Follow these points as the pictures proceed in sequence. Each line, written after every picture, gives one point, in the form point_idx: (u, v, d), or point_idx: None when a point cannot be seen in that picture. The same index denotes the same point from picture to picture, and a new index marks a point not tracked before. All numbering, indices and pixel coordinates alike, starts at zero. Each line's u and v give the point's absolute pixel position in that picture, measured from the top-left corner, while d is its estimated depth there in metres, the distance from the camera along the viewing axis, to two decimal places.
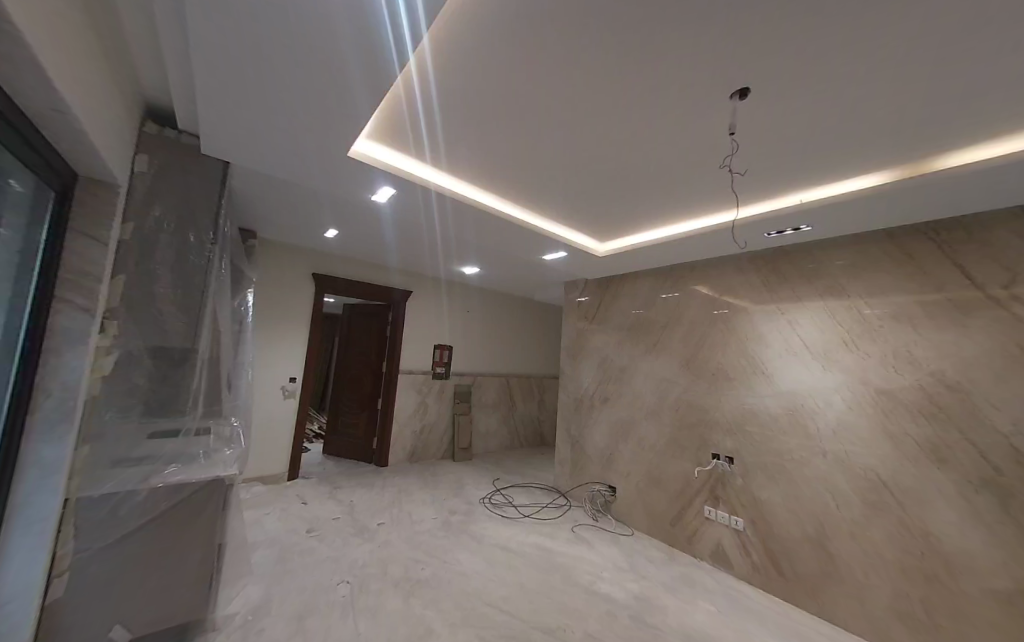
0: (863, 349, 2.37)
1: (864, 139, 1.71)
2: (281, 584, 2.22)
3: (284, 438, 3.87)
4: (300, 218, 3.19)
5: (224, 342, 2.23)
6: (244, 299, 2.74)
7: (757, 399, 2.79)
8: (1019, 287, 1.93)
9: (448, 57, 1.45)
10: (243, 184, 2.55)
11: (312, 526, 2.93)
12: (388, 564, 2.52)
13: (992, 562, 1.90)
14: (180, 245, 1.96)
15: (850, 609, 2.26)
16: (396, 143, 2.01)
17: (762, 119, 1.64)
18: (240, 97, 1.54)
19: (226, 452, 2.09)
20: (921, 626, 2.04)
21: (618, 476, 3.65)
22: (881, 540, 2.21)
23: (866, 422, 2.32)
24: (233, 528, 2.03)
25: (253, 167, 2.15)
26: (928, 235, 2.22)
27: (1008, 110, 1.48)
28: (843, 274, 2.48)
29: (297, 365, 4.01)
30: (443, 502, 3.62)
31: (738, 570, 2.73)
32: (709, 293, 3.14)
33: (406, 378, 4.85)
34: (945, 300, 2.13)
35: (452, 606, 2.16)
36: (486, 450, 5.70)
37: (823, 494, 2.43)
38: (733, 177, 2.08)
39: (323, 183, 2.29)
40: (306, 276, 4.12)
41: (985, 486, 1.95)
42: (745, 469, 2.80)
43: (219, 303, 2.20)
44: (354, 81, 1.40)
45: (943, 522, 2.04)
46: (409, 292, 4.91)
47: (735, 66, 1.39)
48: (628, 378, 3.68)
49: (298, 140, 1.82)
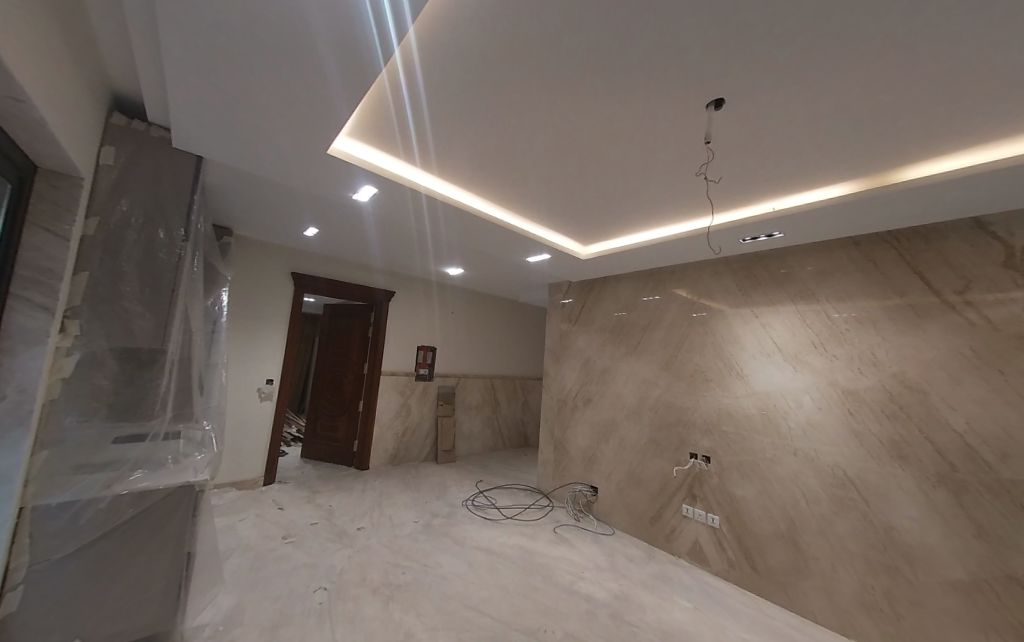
0: (830, 351, 2.47)
1: (831, 151, 1.79)
2: (254, 593, 2.15)
3: (260, 441, 3.76)
4: (279, 216, 3.11)
5: (196, 343, 2.16)
6: (218, 300, 2.65)
7: (732, 399, 2.88)
8: (972, 294, 2.06)
9: (431, 59, 1.45)
10: (218, 180, 2.48)
11: (288, 532, 2.85)
12: (367, 569, 2.47)
13: (947, 553, 2.01)
14: (148, 242, 1.88)
15: (818, 602, 2.35)
16: (377, 142, 1.99)
17: (736, 129, 1.70)
18: (215, 88, 1.49)
19: (196, 457, 2.02)
20: (884, 617, 2.14)
21: (599, 477, 3.69)
22: (846, 534, 2.30)
23: (833, 421, 2.42)
24: (203, 535, 1.95)
25: (228, 163, 2.09)
26: (889, 242, 2.34)
27: (961, 126, 1.58)
28: (812, 279, 2.59)
29: (274, 366, 3.90)
30: (425, 505, 3.58)
31: (714, 567, 2.80)
32: (687, 296, 3.22)
33: (388, 379, 4.79)
34: (905, 305, 2.24)
35: (432, 610, 2.14)
36: (469, 452, 5.67)
37: (793, 491, 2.53)
38: (709, 184, 2.15)
39: (301, 180, 2.24)
40: (285, 275, 4.02)
41: (941, 482, 2.07)
42: (721, 467, 2.88)
43: (191, 303, 2.13)
44: (335, 76, 1.38)
45: (903, 516, 2.15)
46: (391, 292, 4.85)
47: (711, 76, 1.44)
48: (609, 379, 3.73)
49: (276, 135, 1.78)
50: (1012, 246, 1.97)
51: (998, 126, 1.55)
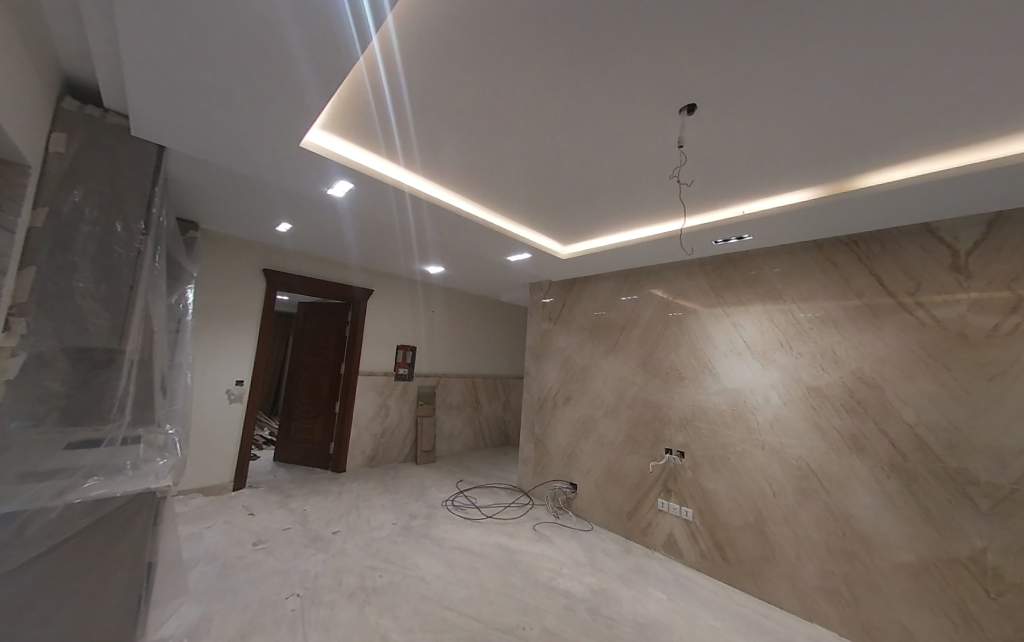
0: (796, 349, 2.59)
1: (795, 158, 1.87)
2: (222, 602, 2.07)
3: (229, 445, 3.62)
4: (250, 210, 2.99)
5: (158, 341, 2.05)
6: (183, 296, 2.53)
7: (705, 395, 2.97)
8: (923, 295, 2.19)
9: (408, 51, 1.42)
10: (182, 171, 2.36)
11: (259, 539, 2.75)
12: (342, 574, 2.42)
13: (901, 539, 2.14)
14: (104, 234, 1.77)
15: (784, 589, 2.46)
16: (352, 136, 1.94)
17: (707, 134, 1.75)
18: (177, 71, 1.41)
19: (159, 461, 1.92)
20: (843, 600, 2.26)
21: (578, 474, 3.74)
22: (810, 524, 2.42)
23: (797, 415, 2.54)
24: (164, 545, 1.84)
25: (192, 153, 1.99)
26: (849, 246, 2.46)
27: (909, 139, 1.68)
28: (779, 280, 2.70)
29: (244, 366, 3.76)
30: (404, 507, 3.53)
31: (688, 558, 2.89)
32: (663, 296, 3.30)
33: (366, 379, 4.69)
34: (863, 305, 2.37)
35: (409, 612, 2.12)
36: (450, 452, 5.63)
37: (760, 483, 2.64)
38: (681, 187, 2.21)
39: (270, 172, 2.16)
40: (256, 272, 3.87)
41: (894, 471, 2.19)
42: (694, 462, 2.97)
43: (152, 300, 2.02)
44: (306, 62, 1.33)
45: (861, 505, 2.27)
46: (370, 291, 4.75)
47: (684, 81, 1.47)
48: (589, 377, 3.79)
49: (243, 124, 1.71)
50: (958, 250, 2.11)
51: (946, 138, 1.66)
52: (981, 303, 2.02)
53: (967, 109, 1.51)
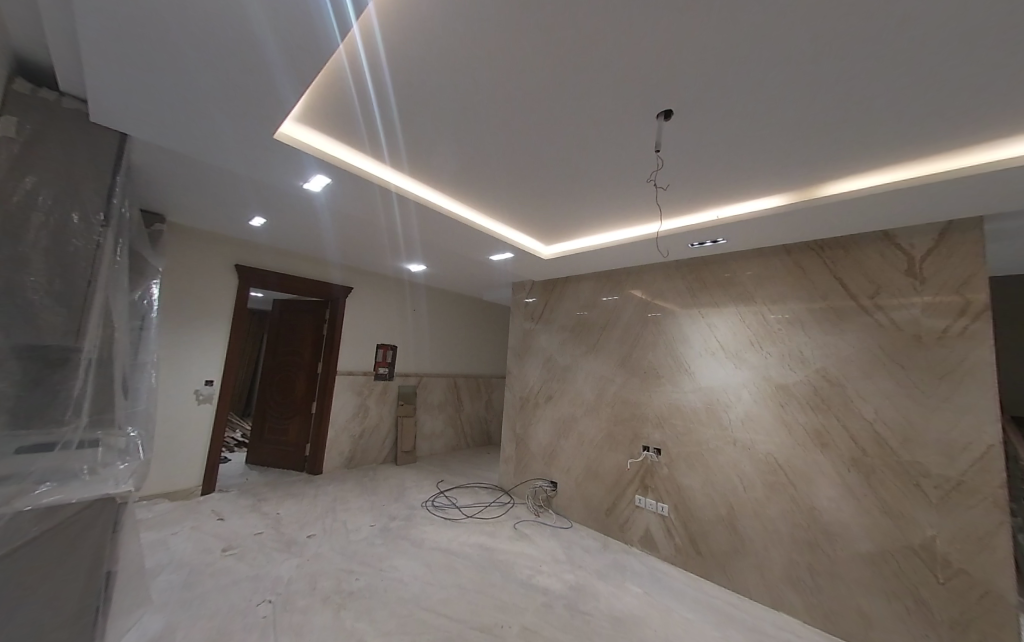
0: (765, 348, 2.69)
1: (766, 166, 1.95)
2: (188, 611, 2.00)
3: (197, 447, 3.48)
4: (222, 203, 2.88)
5: (120, 339, 1.95)
6: (147, 292, 2.42)
7: (681, 393, 3.05)
8: (882, 298, 2.31)
9: (387, 46, 1.39)
10: (147, 160, 2.25)
11: (229, 544, 2.66)
12: (318, 578, 2.36)
13: (860, 529, 2.26)
14: (59, 225, 1.67)
15: (752, 579, 2.55)
16: (329, 130, 1.89)
17: (682, 139, 1.80)
18: (140, 53, 1.34)
19: (119, 466, 1.85)
20: (807, 589, 2.36)
21: (559, 472, 3.78)
22: (777, 516, 2.52)
23: (766, 412, 2.64)
24: (125, 552, 1.77)
25: (157, 141, 1.91)
26: (815, 250, 2.58)
27: (869, 152, 1.78)
28: (751, 283, 2.80)
29: (214, 365, 3.62)
30: (383, 508, 3.48)
31: (663, 552, 2.96)
32: (642, 297, 3.37)
33: (344, 378, 4.59)
34: (828, 308, 2.48)
35: (386, 615, 2.09)
36: (430, 453, 5.58)
37: (732, 478, 2.73)
38: (658, 190, 2.27)
39: (241, 164, 2.09)
40: (228, 268, 3.73)
41: (854, 466, 2.31)
42: (670, 458, 3.05)
43: (114, 294, 1.92)
44: (279, 48, 1.29)
45: (824, 498, 2.38)
46: (349, 288, 4.65)
47: (660, 88, 1.51)
48: (570, 376, 3.83)
49: (212, 111, 1.65)
50: (914, 256, 2.24)
51: (903, 151, 1.75)
52: (933, 306, 2.15)
53: (923, 126, 1.60)
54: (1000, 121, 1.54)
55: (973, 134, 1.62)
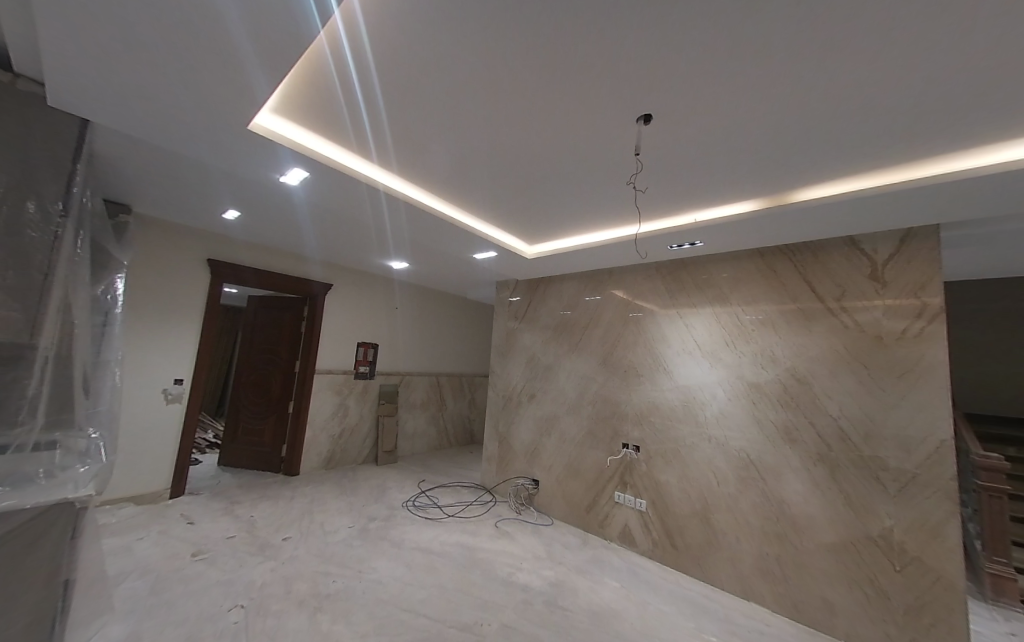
0: (739, 348, 2.78)
1: (740, 172, 2.02)
2: (154, 618, 1.92)
3: (165, 448, 3.34)
4: (194, 195, 2.77)
5: (80, 336, 1.84)
6: (111, 286, 2.31)
7: (659, 391, 3.12)
8: (847, 300, 2.42)
9: (367, 39, 1.37)
10: (111, 147, 2.14)
11: (199, 549, 2.57)
12: (293, 581, 2.31)
13: (825, 521, 2.36)
14: (11, 214, 1.56)
15: (724, 571, 2.64)
16: (306, 121, 1.84)
17: (662, 143, 1.84)
18: (103, 32, 1.28)
19: (81, 469, 1.71)
20: (775, 579, 2.46)
21: (540, 470, 3.80)
22: (749, 510, 2.61)
23: (740, 409, 2.73)
24: (86, 559, 1.69)
25: (122, 128, 1.82)
26: (786, 255, 2.67)
27: (837, 160, 1.86)
28: (727, 285, 2.88)
29: (184, 363, 3.48)
30: (362, 509, 3.43)
31: (641, 547, 3.03)
32: (623, 297, 3.42)
33: (323, 377, 4.49)
34: (798, 309, 2.58)
35: (364, 617, 2.06)
36: (412, 452, 5.53)
37: (706, 474, 2.81)
38: (637, 193, 2.32)
39: (212, 154, 2.01)
40: (200, 262, 3.59)
41: (820, 460, 2.42)
42: (648, 455, 3.11)
43: (74, 288, 1.81)
44: (252, 34, 1.25)
45: (792, 491, 2.48)
46: (329, 285, 4.56)
47: (641, 91, 1.53)
48: (552, 375, 3.86)
49: (179, 98, 1.58)
50: (876, 262, 2.35)
51: (868, 159, 1.83)
52: (893, 309, 2.27)
53: (886, 136, 1.68)
54: (953, 135, 1.63)
55: (930, 146, 1.71)
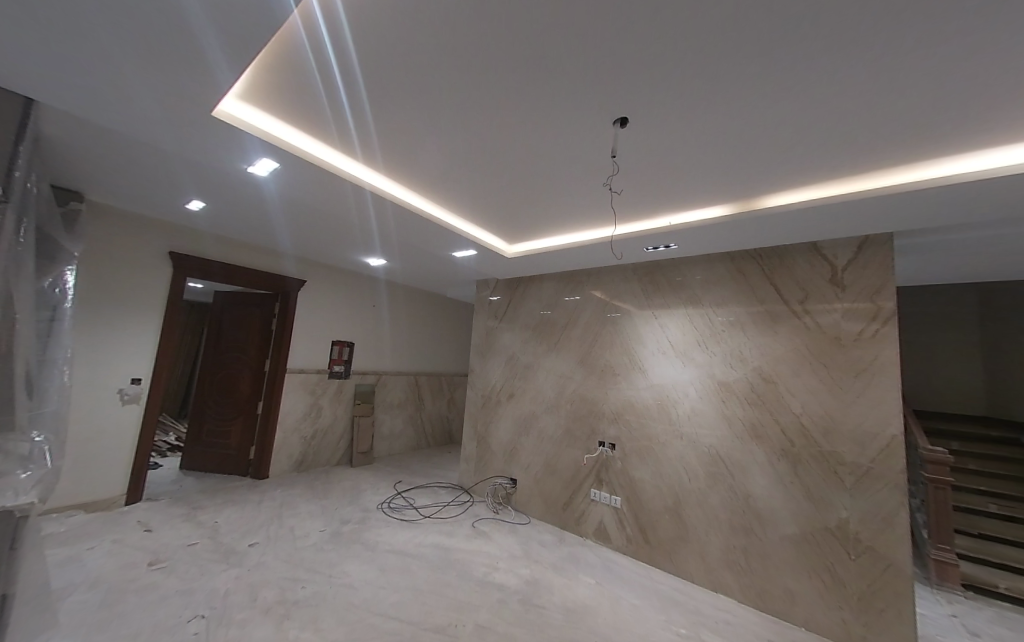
0: (710, 347, 2.87)
1: (711, 176, 2.08)
2: (105, 632, 1.81)
3: (120, 452, 3.15)
4: (155, 183, 2.63)
5: (23, 332, 1.70)
6: (60, 279, 2.16)
7: (634, 389, 3.18)
8: (810, 303, 2.54)
9: (341, 29, 1.33)
10: (61, 130, 2.00)
11: (157, 557, 2.43)
12: (259, 589, 2.22)
13: (788, 513, 2.47)
14: None
15: (694, 564, 2.73)
16: (276, 110, 1.77)
17: (637, 146, 1.88)
18: (47, 3, 1.19)
19: (20, 474, 1.61)
20: (741, 570, 2.56)
21: (518, 468, 3.81)
22: (717, 504, 2.70)
23: (710, 406, 2.82)
24: (26, 571, 1.57)
25: (72, 108, 1.70)
26: (755, 258, 2.78)
27: (800, 169, 1.95)
28: (699, 286, 2.97)
29: (143, 361, 3.29)
30: (335, 512, 3.34)
31: (615, 543, 3.09)
32: (601, 297, 3.47)
33: (295, 376, 4.34)
34: (764, 311, 2.69)
35: (334, 622, 2.01)
36: (388, 453, 5.43)
37: (678, 470, 2.89)
38: (614, 195, 2.36)
39: (174, 140, 1.90)
40: (161, 255, 3.41)
41: (784, 455, 2.52)
42: (623, 452, 3.17)
43: (17, 280, 1.68)
44: (215, 14, 1.19)
45: (758, 485, 2.58)
46: (302, 281, 4.41)
47: (618, 93, 1.55)
48: (531, 374, 3.87)
49: (135, 79, 1.49)
50: (836, 266, 2.48)
51: (829, 168, 1.93)
52: (851, 311, 2.39)
53: (846, 146, 1.77)
54: (904, 147, 1.74)
55: (885, 157, 1.81)
